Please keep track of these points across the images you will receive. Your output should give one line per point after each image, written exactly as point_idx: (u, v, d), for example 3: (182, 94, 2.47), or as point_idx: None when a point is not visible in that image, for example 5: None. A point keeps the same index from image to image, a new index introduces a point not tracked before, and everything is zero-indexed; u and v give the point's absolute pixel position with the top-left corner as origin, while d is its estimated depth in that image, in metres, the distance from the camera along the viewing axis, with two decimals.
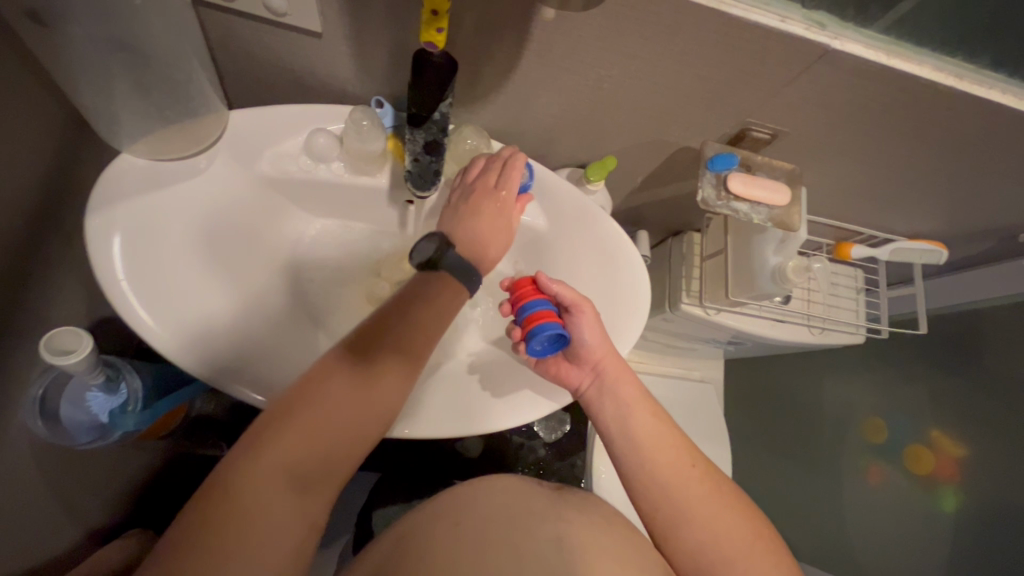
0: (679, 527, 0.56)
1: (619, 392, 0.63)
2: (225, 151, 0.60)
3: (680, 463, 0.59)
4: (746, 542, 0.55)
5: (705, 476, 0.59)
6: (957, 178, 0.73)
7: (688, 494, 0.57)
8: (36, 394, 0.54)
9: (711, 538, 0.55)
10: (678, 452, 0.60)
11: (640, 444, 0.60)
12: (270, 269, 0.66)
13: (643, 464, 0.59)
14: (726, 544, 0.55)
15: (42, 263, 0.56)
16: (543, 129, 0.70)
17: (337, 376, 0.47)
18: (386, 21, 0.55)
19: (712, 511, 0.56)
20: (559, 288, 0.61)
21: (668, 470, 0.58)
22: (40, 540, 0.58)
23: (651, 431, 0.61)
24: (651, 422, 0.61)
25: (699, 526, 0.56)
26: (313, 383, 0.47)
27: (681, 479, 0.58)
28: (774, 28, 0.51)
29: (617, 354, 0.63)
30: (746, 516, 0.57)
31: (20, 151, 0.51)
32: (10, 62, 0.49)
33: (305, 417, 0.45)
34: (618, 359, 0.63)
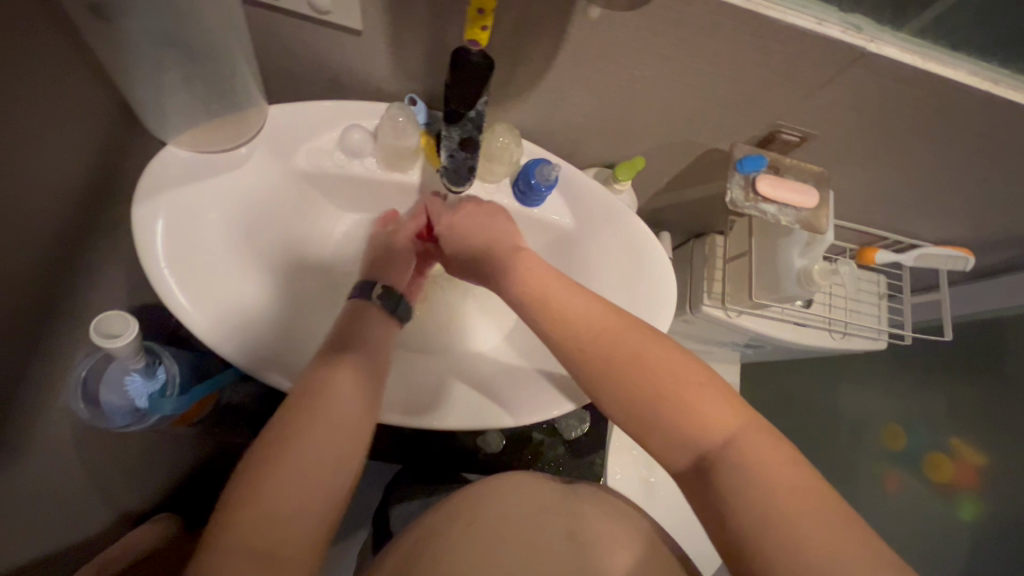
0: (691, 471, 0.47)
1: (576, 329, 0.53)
2: (262, 144, 0.61)
3: (681, 391, 0.48)
4: (787, 484, 0.43)
5: (715, 399, 0.48)
6: (987, 185, 0.73)
7: (727, 445, 0.46)
8: (80, 375, 0.57)
9: (730, 475, 0.44)
10: (701, 394, 0.48)
11: (631, 374, 0.50)
12: (302, 261, 0.68)
13: (638, 405, 0.49)
14: (752, 481, 0.44)
15: (89, 250, 0.58)
16: (572, 128, 0.70)
17: (345, 376, 0.52)
18: (425, 20, 0.56)
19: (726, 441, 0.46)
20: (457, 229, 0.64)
21: (669, 406, 0.48)
22: (73, 521, 0.60)
23: (642, 377, 0.50)
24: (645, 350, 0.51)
25: (713, 465, 0.46)
26: (319, 379, 0.51)
27: (681, 409, 0.48)
28: (810, 31, 0.52)
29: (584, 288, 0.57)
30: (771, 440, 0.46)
31: (73, 141, 0.53)
32: (68, 55, 0.51)
33: (319, 420, 0.48)
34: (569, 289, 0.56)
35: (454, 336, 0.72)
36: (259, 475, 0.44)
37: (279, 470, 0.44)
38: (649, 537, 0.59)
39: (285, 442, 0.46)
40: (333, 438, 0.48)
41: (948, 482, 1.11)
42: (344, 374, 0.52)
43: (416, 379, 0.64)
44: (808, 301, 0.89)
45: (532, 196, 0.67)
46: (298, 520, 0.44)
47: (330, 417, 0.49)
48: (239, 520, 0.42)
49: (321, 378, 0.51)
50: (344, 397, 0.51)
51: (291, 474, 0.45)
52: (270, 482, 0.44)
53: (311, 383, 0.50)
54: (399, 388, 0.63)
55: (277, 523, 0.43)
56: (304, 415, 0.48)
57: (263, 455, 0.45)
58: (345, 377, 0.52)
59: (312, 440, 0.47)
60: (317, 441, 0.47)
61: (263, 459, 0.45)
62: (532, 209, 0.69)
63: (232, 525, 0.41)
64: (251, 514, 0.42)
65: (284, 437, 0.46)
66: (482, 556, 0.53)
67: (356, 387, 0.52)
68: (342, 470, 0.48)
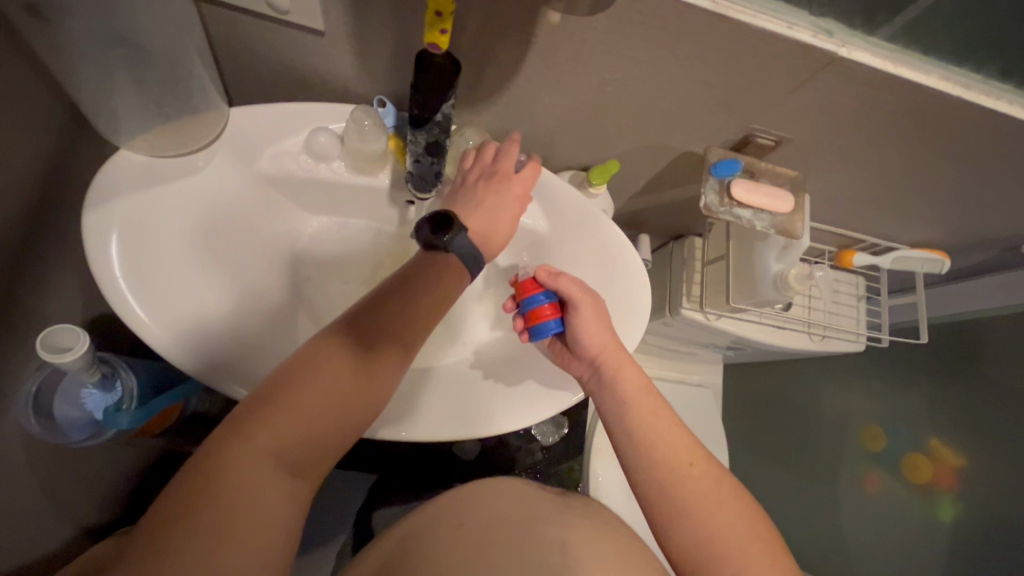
0: (675, 523, 0.54)
1: (617, 388, 0.60)
2: (224, 147, 0.59)
3: (675, 457, 0.57)
4: (749, 547, 0.53)
5: (707, 471, 0.56)
6: (961, 188, 0.73)
7: (688, 492, 0.55)
8: (30, 390, 0.54)
9: (703, 530, 0.54)
10: (681, 450, 0.57)
11: (640, 422, 0.59)
12: (268, 268, 0.66)
13: (644, 449, 0.57)
14: (722, 538, 0.53)
15: (38, 259, 0.56)
16: (545, 131, 0.69)
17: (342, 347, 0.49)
18: (388, 21, 0.55)
19: (713, 507, 0.54)
20: (562, 281, 0.60)
21: (665, 467, 0.56)
22: (31, 538, 0.58)
23: (660, 424, 0.59)
24: (655, 407, 0.60)
25: (693, 522, 0.54)
26: (312, 360, 0.48)
27: (676, 471, 0.56)
28: (781, 35, 0.51)
29: (619, 347, 0.61)
30: (745, 505, 0.55)
31: (16, 146, 0.51)
32: (8, 56, 0.49)
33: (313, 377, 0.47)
34: (618, 352, 0.61)
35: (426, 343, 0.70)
36: (232, 448, 0.42)
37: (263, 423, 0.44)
38: (632, 546, 0.59)
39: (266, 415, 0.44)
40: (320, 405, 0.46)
41: (927, 483, 1.10)
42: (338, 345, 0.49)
43: None
44: (787, 305, 0.88)
45: None
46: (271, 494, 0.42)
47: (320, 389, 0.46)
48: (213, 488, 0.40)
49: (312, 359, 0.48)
50: (332, 380, 0.47)
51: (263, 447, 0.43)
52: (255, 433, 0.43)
53: (303, 362, 0.47)
54: None
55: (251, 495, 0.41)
56: (289, 393, 0.45)
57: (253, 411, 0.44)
58: (340, 362, 0.48)
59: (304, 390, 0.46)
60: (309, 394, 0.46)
61: (253, 411, 0.44)
62: None
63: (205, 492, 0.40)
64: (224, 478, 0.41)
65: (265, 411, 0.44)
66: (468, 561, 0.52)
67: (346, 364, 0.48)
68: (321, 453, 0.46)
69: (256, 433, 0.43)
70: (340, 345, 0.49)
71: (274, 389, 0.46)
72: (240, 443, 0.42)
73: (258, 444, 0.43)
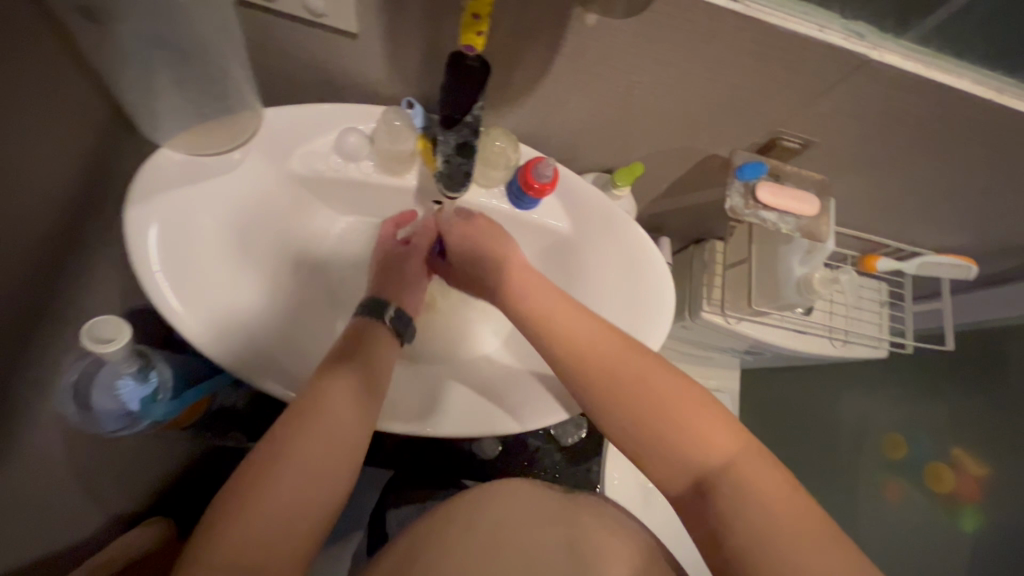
0: (648, 449, 0.51)
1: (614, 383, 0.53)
2: (259, 147, 0.61)
3: (642, 391, 0.52)
4: (726, 449, 0.49)
5: (714, 416, 0.51)
6: (990, 193, 0.72)
7: (695, 444, 0.49)
8: (70, 380, 0.56)
9: (679, 448, 0.50)
10: (683, 402, 0.51)
11: (610, 381, 0.53)
12: (296, 266, 0.67)
13: (605, 392, 0.53)
14: (700, 452, 0.49)
15: (80, 253, 0.57)
16: (570, 133, 0.70)
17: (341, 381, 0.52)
18: (420, 24, 0.56)
19: (683, 421, 0.50)
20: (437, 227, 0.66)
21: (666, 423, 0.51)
22: (65, 526, 0.60)
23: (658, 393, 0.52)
24: (614, 348, 0.55)
25: (665, 445, 0.50)
26: (317, 391, 0.51)
27: (641, 403, 0.52)
28: (811, 38, 0.51)
29: (612, 331, 0.56)
30: (720, 415, 0.51)
31: (63, 144, 0.53)
32: (59, 56, 0.51)
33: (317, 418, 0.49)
34: (611, 341, 0.55)
35: (450, 342, 0.71)
36: (245, 494, 0.44)
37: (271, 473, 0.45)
38: (646, 550, 0.59)
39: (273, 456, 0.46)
40: (322, 450, 0.48)
41: (949, 493, 1.11)
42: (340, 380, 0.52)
43: (408, 387, 0.64)
44: (809, 309, 0.88)
45: (526, 201, 0.67)
46: (284, 533, 0.44)
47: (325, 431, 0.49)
48: (228, 529, 0.42)
49: (316, 390, 0.51)
50: (337, 414, 0.50)
51: (274, 489, 0.45)
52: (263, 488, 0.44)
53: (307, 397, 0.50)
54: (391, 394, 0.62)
55: (260, 540, 0.43)
56: (295, 431, 0.48)
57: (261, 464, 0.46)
58: (340, 391, 0.51)
59: (307, 436, 0.48)
60: (315, 438, 0.48)
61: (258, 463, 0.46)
62: (528, 213, 0.68)
63: (221, 535, 0.42)
64: (238, 522, 0.43)
65: (273, 454, 0.46)
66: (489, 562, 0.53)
67: (350, 401, 0.51)
68: (331, 491, 0.48)
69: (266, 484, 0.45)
70: (341, 380, 0.52)
71: (281, 431, 0.48)
72: (250, 498, 0.44)
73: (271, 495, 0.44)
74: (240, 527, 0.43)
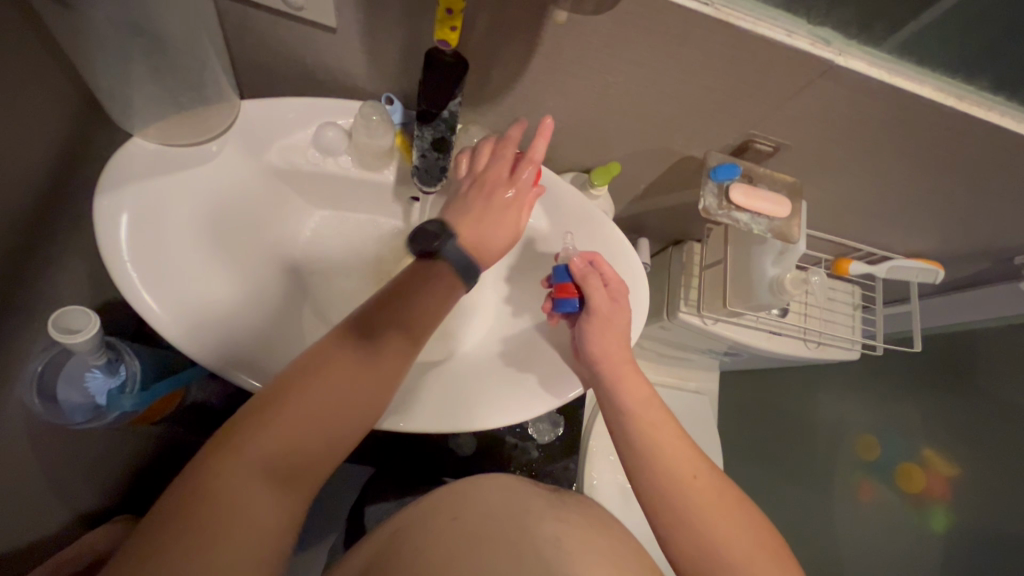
0: (684, 539, 0.55)
1: (618, 380, 0.61)
2: (235, 139, 0.60)
3: (677, 465, 0.57)
4: (755, 557, 0.53)
5: (709, 483, 0.57)
6: (955, 199, 0.74)
7: (696, 502, 0.55)
8: (36, 369, 0.56)
9: (686, 513, 0.55)
10: (682, 457, 0.58)
11: (648, 442, 0.59)
12: (272, 260, 0.66)
13: (640, 456, 0.58)
14: (727, 548, 0.53)
15: (47, 241, 0.57)
16: (549, 133, 0.70)
17: (344, 351, 0.49)
18: (398, 20, 0.56)
19: (717, 515, 0.55)
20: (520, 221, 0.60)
21: (668, 474, 0.57)
22: (30, 519, 0.59)
23: (647, 412, 0.60)
24: (655, 417, 0.60)
25: (696, 531, 0.55)
26: (323, 356, 0.48)
27: (676, 482, 0.56)
28: (780, 42, 0.53)
29: (626, 352, 0.62)
30: (756, 523, 0.55)
31: (31, 128, 0.52)
32: (28, 39, 0.50)
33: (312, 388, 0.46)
34: (620, 355, 0.62)
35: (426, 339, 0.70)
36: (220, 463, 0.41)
37: (255, 440, 0.43)
38: (625, 546, 0.60)
39: (265, 417, 0.44)
40: (320, 422, 0.46)
41: (919, 492, 1.11)
42: (342, 351, 0.49)
43: None
44: (783, 310, 0.89)
45: None
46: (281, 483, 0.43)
47: (323, 402, 0.46)
48: (205, 494, 0.40)
49: (321, 355, 0.48)
50: (340, 384, 0.47)
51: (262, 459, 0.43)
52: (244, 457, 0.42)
53: (313, 360, 0.47)
54: None
55: (256, 491, 0.42)
56: (290, 399, 0.45)
57: (247, 430, 0.43)
58: (343, 347, 0.49)
59: (297, 406, 0.45)
60: (309, 409, 0.45)
61: (246, 429, 0.43)
62: None
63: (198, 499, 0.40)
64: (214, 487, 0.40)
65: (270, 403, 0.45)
66: (466, 558, 0.51)
67: (354, 373, 0.48)
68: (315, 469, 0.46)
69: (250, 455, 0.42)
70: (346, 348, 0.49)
71: (276, 390, 0.46)
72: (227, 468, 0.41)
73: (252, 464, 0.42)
74: (231, 480, 0.41)
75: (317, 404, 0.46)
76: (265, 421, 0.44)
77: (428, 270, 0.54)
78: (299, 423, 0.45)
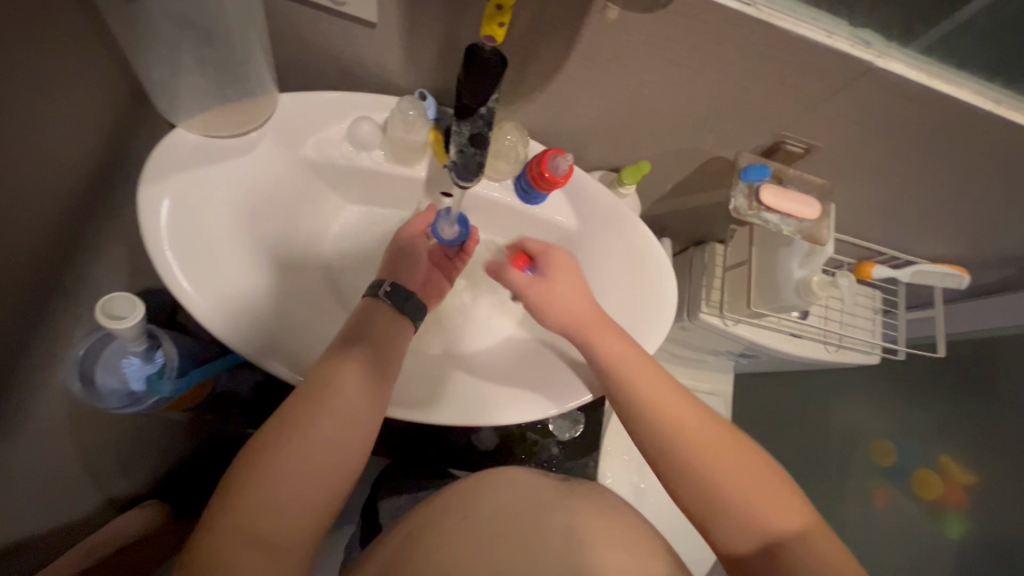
0: (717, 519, 0.53)
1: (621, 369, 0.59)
2: (273, 131, 0.61)
3: (696, 442, 0.55)
4: (793, 523, 0.51)
5: (733, 457, 0.54)
6: (985, 204, 0.74)
7: (723, 478, 0.53)
8: (79, 352, 0.56)
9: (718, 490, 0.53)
10: (699, 433, 0.56)
11: (665, 427, 0.56)
12: (304, 253, 0.67)
13: (666, 451, 0.56)
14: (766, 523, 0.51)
15: (90, 228, 0.58)
16: (580, 131, 0.71)
17: (350, 367, 0.52)
18: (439, 17, 0.57)
19: (746, 487, 0.53)
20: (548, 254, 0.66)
21: (690, 453, 0.55)
22: (64, 503, 0.60)
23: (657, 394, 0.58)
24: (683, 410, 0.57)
25: (733, 508, 0.53)
26: (328, 372, 0.51)
27: (698, 458, 0.54)
28: (821, 43, 0.53)
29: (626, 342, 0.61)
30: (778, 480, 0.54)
31: (80, 116, 0.53)
32: (81, 28, 0.51)
33: (327, 403, 0.49)
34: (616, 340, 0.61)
35: (454, 333, 0.71)
36: (249, 478, 0.44)
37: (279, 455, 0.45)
38: (642, 534, 0.59)
39: (286, 433, 0.47)
40: (337, 436, 0.48)
41: (936, 499, 1.11)
42: (348, 368, 0.52)
43: (415, 373, 0.64)
44: (804, 313, 0.89)
45: (534, 195, 0.68)
46: (295, 510, 0.45)
47: (338, 416, 0.49)
48: (237, 505, 0.43)
49: (330, 369, 0.51)
50: (350, 396, 0.50)
51: (288, 471, 0.45)
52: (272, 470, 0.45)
53: (319, 374, 0.51)
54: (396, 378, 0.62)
55: (284, 499, 0.45)
56: (308, 412, 0.48)
57: (270, 444, 0.46)
58: (352, 375, 0.51)
59: (313, 420, 0.48)
60: (324, 423, 0.48)
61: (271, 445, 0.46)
62: (534, 208, 0.70)
63: (230, 510, 0.43)
64: (247, 500, 0.43)
65: (289, 429, 0.47)
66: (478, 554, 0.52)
67: (360, 386, 0.51)
68: (337, 481, 0.48)
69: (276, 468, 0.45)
70: (351, 364, 0.52)
71: (294, 406, 0.48)
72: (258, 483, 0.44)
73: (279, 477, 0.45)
74: (262, 492, 0.44)
75: (330, 417, 0.49)
76: (280, 449, 0.46)
77: (376, 313, 0.56)
78: (317, 438, 0.47)
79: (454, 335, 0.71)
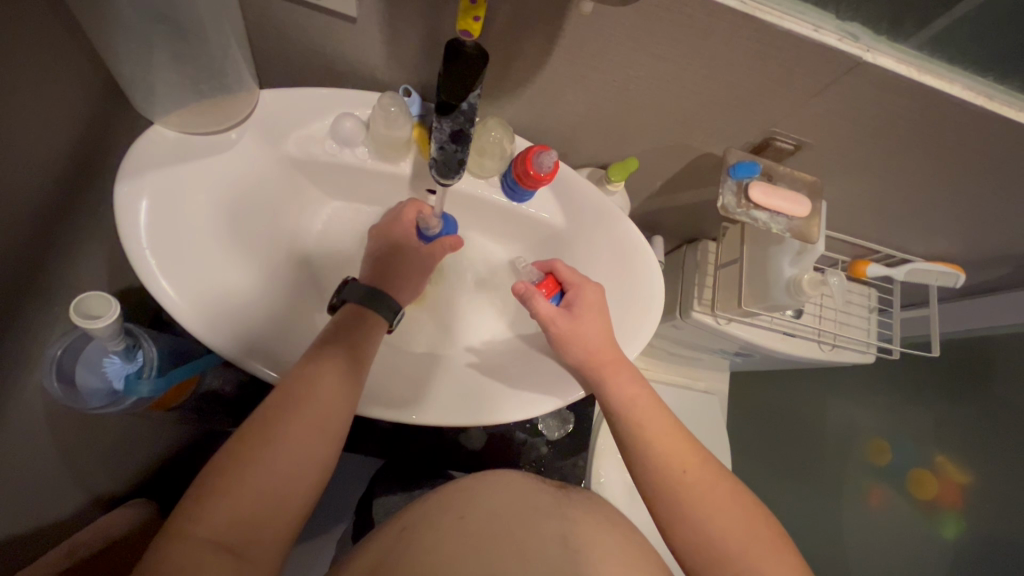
0: (680, 531, 0.55)
1: (615, 382, 0.60)
2: (253, 127, 0.60)
3: (670, 461, 0.57)
4: (756, 545, 0.53)
5: (700, 477, 0.57)
6: (979, 201, 0.73)
7: (691, 498, 0.55)
8: (55, 353, 0.55)
9: (686, 510, 0.55)
10: (673, 451, 0.58)
11: (641, 444, 0.58)
12: (287, 251, 0.67)
13: (642, 465, 0.58)
14: (727, 540, 0.53)
15: (66, 226, 0.57)
16: (566, 127, 0.70)
17: (329, 372, 0.51)
18: (418, 11, 0.56)
19: (712, 508, 0.55)
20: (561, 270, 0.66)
21: (662, 471, 0.57)
22: (47, 503, 0.60)
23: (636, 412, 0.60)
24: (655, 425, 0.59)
25: (696, 526, 0.55)
26: (307, 376, 0.50)
27: (669, 478, 0.57)
28: (808, 37, 0.52)
29: (618, 356, 0.61)
30: (747, 506, 0.56)
31: (54, 114, 0.53)
32: (52, 23, 0.51)
33: (303, 409, 0.49)
34: (612, 355, 0.61)
35: (439, 332, 0.70)
36: (222, 486, 0.44)
37: (253, 463, 0.45)
38: (632, 542, 0.59)
39: (262, 439, 0.46)
40: (313, 443, 0.48)
41: (931, 499, 1.11)
42: (325, 373, 0.51)
43: (399, 373, 0.63)
44: (798, 311, 0.88)
45: (519, 192, 0.67)
46: (267, 515, 0.45)
47: (314, 422, 0.49)
48: (208, 513, 0.42)
49: (308, 373, 0.51)
50: (327, 402, 0.50)
51: (261, 477, 0.45)
52: (246, 477, 0.44)
53: (298, 379, 0.50)
54: (378, 378, 0.61)
55: (257, 507, 0.44)
56: (285, 420, 0.48)
57: (245, 451, 0.46)
58: (330, 379, 0.51)
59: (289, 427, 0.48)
60: (300, 430, 0.48)
61: (247, 452, 0.46)
62: (520, 205, 0.69)
63: (201, 518, 0.42)
64: (220, 508, 0.43)
65: (260, 436, 0.47)
66: (471, 557, 0.51)
67: (339, 391, 0.51)
68: (310, 485, 0.48)
69: (251, 475, 0.45)
70: (329, 368, 0.51)
71: (268, 412, 0.48)
72: (230, 490, 0.44)
73: (253, 485, 0.44)
74: (236, 499, 0.44)
75: (307, 423, 0.48)
76: (255, 456, 0.45)
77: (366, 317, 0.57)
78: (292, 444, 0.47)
79: (439, 335, 0.70)
